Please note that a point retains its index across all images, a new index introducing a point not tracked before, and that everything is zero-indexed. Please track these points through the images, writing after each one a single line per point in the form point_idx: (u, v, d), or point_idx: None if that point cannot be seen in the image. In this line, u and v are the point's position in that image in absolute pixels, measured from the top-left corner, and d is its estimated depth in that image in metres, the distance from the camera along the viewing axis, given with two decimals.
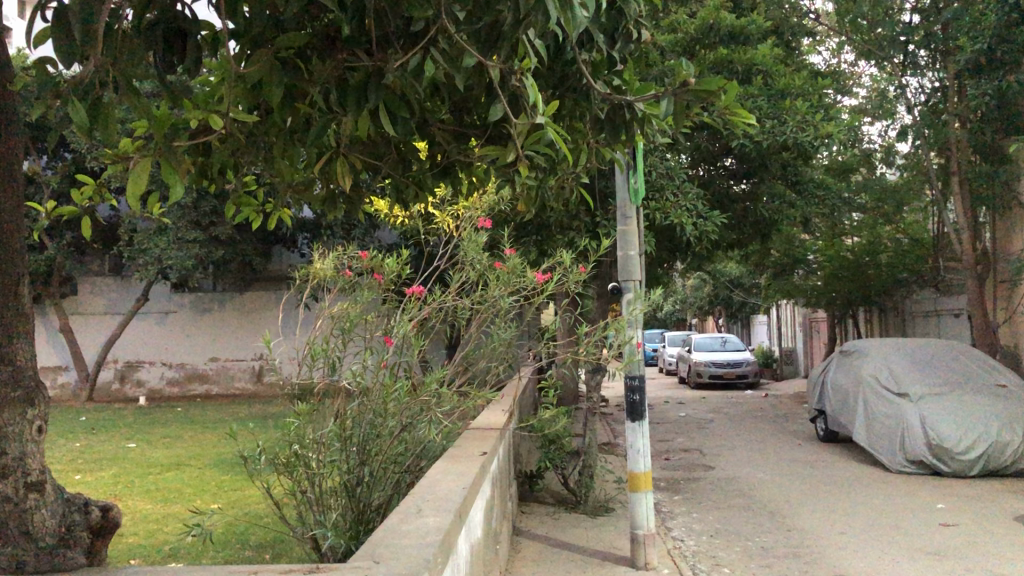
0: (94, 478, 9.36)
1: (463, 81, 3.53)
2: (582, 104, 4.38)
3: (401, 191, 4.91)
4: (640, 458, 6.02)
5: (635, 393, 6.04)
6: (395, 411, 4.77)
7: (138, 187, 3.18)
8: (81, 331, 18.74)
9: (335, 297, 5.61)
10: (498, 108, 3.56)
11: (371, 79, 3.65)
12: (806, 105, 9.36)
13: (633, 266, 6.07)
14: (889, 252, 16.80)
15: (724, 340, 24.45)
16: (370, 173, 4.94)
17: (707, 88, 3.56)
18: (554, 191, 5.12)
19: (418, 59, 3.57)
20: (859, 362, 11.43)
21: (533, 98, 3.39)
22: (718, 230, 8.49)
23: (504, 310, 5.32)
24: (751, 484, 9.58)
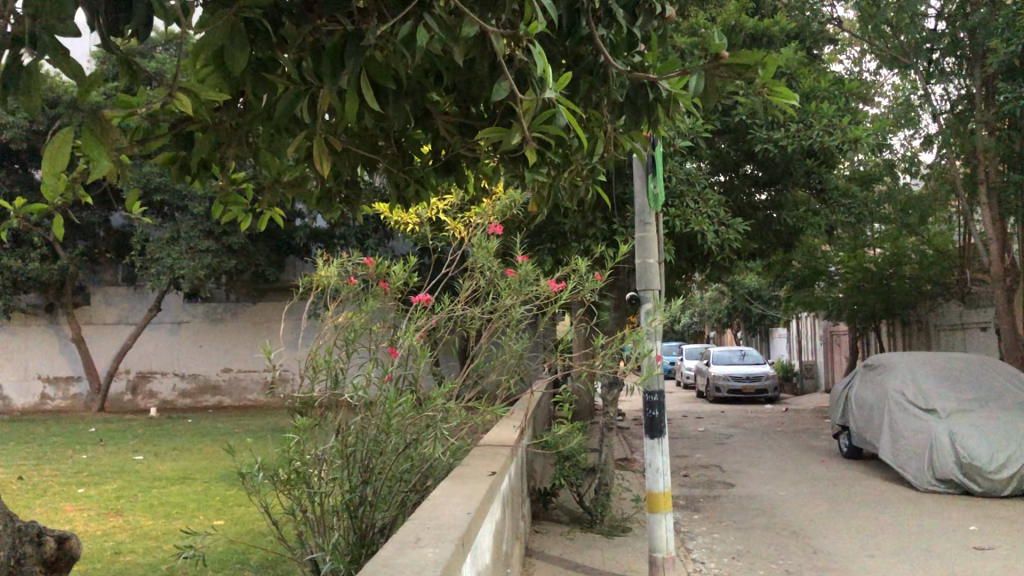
0: (97, 491, 9.14)
1: (461, 51, 3.31)
2: (599, 88, 4.09)
3: (402, 189, 4.67)
4: (659, 477, 5.71)
5: (654, 408, 5.74)
6: (399, 427, 4.48)
7: (55, 160, 2.75)
8: (94, 341, 18.61)
9: (340, 306, 5.34)
10: (504, 85, 3.32)
11: (351, 44, 3.28)
12: (833, 108, 9.03)
13: (651, 275, 5.77)
14: (914, 265, 16.43)
15: (742, 353, 24.07)
16: (371, 168, 4.67)
17: (742, 60, 3.47)
18: (568, 190, 4.85)
19: (408, 24, 3.22)
20: (885, 376, 11.08)
21: (539, 67, 3.12)
22: (741, 238, 8.19)
23: (516, 321, 5.04)
24: (773, 502, 9.23)
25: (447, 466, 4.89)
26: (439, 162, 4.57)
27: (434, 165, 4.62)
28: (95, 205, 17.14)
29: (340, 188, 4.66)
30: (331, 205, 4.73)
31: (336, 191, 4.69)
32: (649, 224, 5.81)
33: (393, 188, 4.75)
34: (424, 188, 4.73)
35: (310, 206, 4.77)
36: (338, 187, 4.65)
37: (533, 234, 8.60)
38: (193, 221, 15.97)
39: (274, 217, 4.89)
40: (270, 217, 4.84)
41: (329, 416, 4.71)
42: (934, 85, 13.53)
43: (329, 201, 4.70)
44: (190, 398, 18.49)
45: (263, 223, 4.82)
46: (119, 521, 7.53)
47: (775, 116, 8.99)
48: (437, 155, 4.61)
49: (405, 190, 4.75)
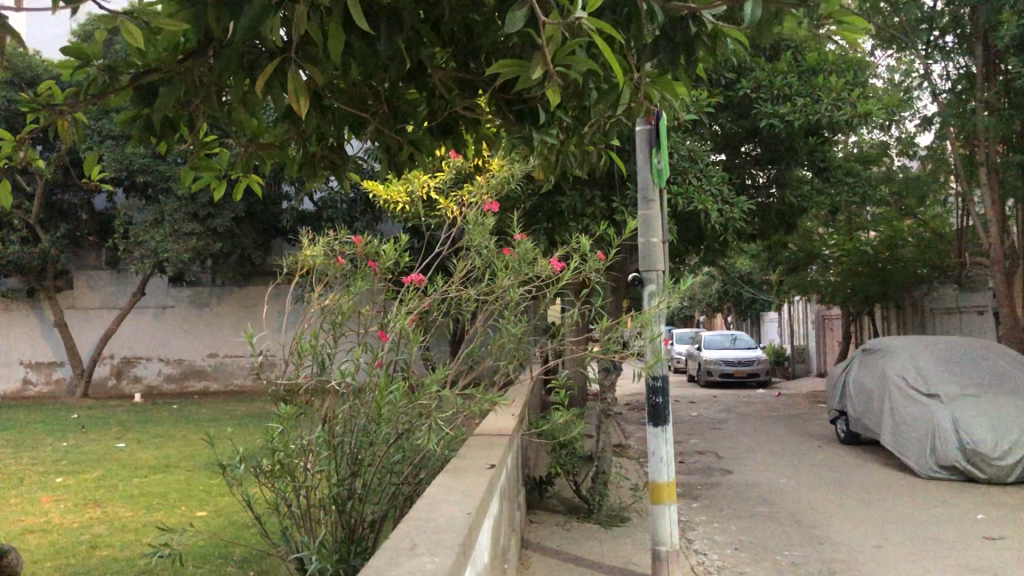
0: (76, 481, 8.80)
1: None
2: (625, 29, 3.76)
3: (392, 153, 4.51)
4: (662, 467, 5.43)
5: (657, 395, 5.45)
6: (390, 415, 4.17)
7: None
8: (76, 326, 18.22)
9: (327, 287, 5.05)
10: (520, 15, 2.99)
11: None
12: (840, 81, 8.74)
13: (655, 255, 5.50)
14: (911, 247, 16.21)
15: (733, 337, 23.89)
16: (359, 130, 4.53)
17: None
18: (578, 158, 4.73)
19: None
20: (886, 360, 10.84)
21: None
22: (745, 218, 7.94)
23: (515, 303, 4.74)
24: (772, 490, 9.02)
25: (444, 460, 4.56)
26: (436, 123, 4.42)
27: (429, 126, 4.45)
28: (77, 186, 16.75)
29: (325, 151, 4.48)
30: (315, 172, 4.54)
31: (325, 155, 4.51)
32: (653, 202, 5.53)
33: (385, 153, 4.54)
34: (419, 152, 4.54)
35: (292, 173, 4.57)
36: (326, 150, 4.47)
37: (530, 214, 8.33)
38: (177, 203, 15.61)
39: (251, 186, 4.67)
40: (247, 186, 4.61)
41: (315, 403, 4.44)
42: (933, 64, 13.28)
43: (315, 166, 4.52)
44: (176, 383, 18.17)
45: (238, 191, 4.59)
46: (98, 513, 7.23)
47: (780, 90, 8.69)
48: (432, 115, 4.44)
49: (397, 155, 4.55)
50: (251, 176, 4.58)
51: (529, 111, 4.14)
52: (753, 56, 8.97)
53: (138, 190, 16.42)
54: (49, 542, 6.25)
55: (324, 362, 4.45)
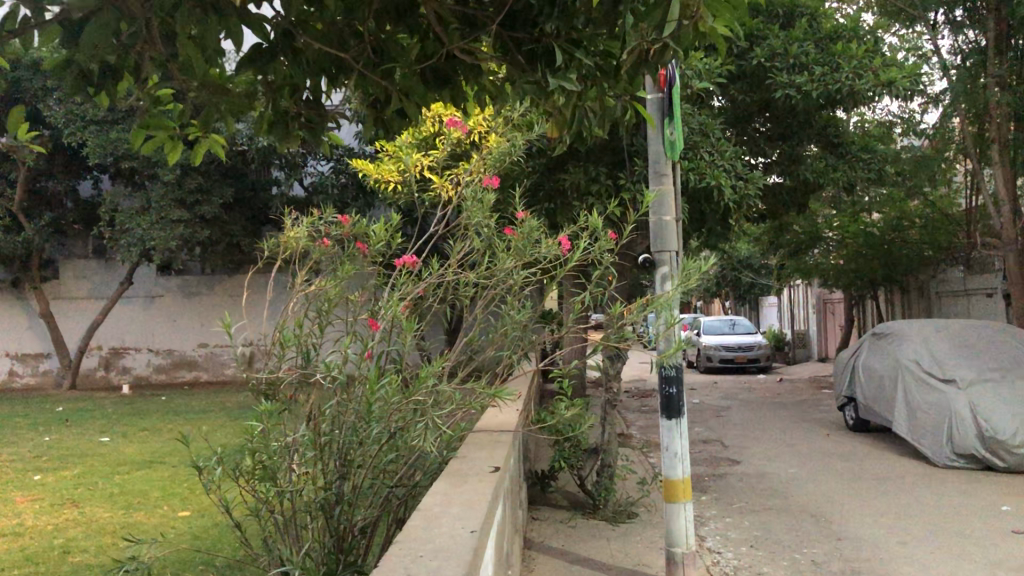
0: (55, 479, 8.36)
1: None
2: None
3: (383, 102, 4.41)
4: (677, 463, 5.03)
5: (671, 385, 5.04)
6: (381, 415, 3.70)
7: None
8: (64, 316, 17.62)
9: (312, 272, 4.64)
10: None
11: None
12: (861, 49, 8.33)
13: (667, 234, 5.11)
14: (917, 229, 15.83)
15: (733, 322, 23.54)
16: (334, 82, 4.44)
17: None
18: (596, 117, 4.52)
19: None
20: (898, 344, 10.45)
21: None
22: (760, 194, 7.59)
23: (518, 288, 4.33)
24: (783, 480, 8.67)
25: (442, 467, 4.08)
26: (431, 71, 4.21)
27: (422, 73, 4.29)
28: (61, 172, 16.26)
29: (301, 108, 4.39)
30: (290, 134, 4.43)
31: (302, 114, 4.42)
32: (665, 177, 5.13)
33: (371, 109, 4.53)
34: (411, 106, 4.34)
35: (262, 133, 4.41)
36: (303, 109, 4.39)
37: (530, 194, 7.95)
38: (164, 189, 15.13)
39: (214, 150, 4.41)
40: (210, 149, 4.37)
41: (300, 399, 4.06)
42: (940, 37, 12.84)
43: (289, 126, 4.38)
44: (166, 374, 17.69)
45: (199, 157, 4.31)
46: (75, 514, 6.80)
47: (797, 59, 8.31)
48: (426, 63, 4.27)
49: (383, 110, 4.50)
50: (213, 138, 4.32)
51: (543, 53, 4.07)
52: (765, 25, 8.57)
53: (125, 176, 15.98)
54: (19, 548, 5.81)
55: (311, 347, 4.14)
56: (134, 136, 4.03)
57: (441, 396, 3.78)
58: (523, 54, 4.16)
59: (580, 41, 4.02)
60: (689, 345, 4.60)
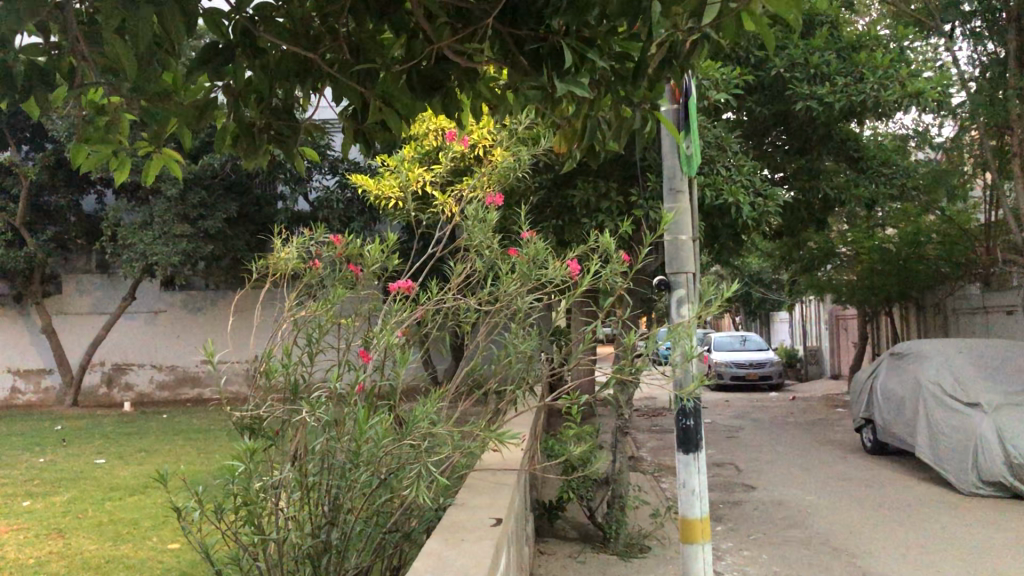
0: (41, 507, 7.97)
1: None
2: None
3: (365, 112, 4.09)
4: (695, 501, 4.70)
5: (688, 418, 4.71)
6: (371, 459, 3.35)
7: None
8: (67, 332, 17.24)
9: (303, 296, 4.33)
10: None
11: None
12: (885, 58, 8.05)
13: (684, 256, 4.79)
14: (933, 245, 15.47)
15: (744, 338, 23.16)
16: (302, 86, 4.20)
17: None
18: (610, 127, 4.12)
19: None
20: (918, 364, 10.10)
21: None
22: (779, 211, 7.30)
23: (523, 314, 4.01)
24: (802, 509, 8.29)
25: (441, 515, 3.73)
26: (419, 79, 3.87)
27: (408, 78, 3.88)
28: (64, 186, 15.98)
29: (270, 118, 4.11)
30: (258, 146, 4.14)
31: (271, 124, 4.12)
32: (681, 194, 4.82)
33: (349, 121, 4.20)
34: (393, 114, 4.01)
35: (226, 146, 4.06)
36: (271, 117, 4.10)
37: (538, 210, 7.67)
38: (167, 204, 14.82)
39: (171, 165, 4.17)
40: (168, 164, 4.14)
41: (288, 433, 3.74)
42: (958, 48, 12.52)
43: (254, 137, 4.06)
44: (168, 392, 17.32)
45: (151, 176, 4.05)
46: (59, 547, 6.42)
47: (818, 69, 8.02)
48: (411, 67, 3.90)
49: (364, 121, 4.16)
50: (168, 153, 4.07)
51: (550, 53, 3.73)
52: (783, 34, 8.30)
53: (128, 190, 15.71)
54: None
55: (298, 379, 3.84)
56: (75, 150, 3.82)
57: (436, 439, 3.40)
58: (527, 56, 3.85)
59: (591, 38, 3.78)
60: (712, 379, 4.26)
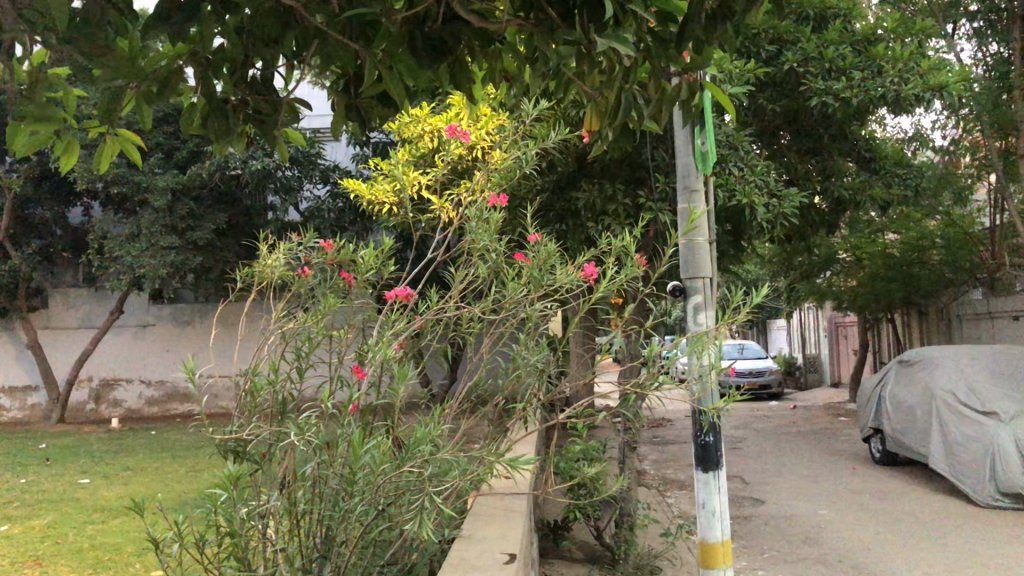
0: (20, 533, 7.56)
1: None
2: None
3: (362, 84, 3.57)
4: (716, 524, 4.47)
5: (708, 434, 4.50)
6: (368, 490, 2.98)
7: None
8: (53, 347, 16.80)
9: (291, 306, 4.00)
10: None
11: None
12: (902, 51, 7.85)
13: (701, 260, 4.68)
14: (937, 251, 15.20)
15: (742, 346, 22.84)
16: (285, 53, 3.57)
17: None
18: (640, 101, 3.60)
19: None
20: (931, 371, 9.79)
21: None
22: (793, 213, 7.04)
23: (533, 324, 3.69)
24: (817, 525, 7.96)
25: (446, 549, 3.43)
26: (424, 38, 3.37)
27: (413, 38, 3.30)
28: (50, 198, 15.59)
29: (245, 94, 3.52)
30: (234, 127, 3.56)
31: (248, 101, 3.61)
32: (697, 194, 4.59)
33: (341, 94, 3.79)
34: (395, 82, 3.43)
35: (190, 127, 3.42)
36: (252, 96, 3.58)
37: (539, 216, 7.39)
38: (154, 215, 14.42)
39: (128, 150, 3.66)
40: (127, 149, 3.65)
41: (276, 456, 3.39)
42: (961, 48, 12.27)
43: (228, 115, 3.50)
44: (157, 408, 16.87)
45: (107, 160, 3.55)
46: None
47: (833, 63, 7.81)
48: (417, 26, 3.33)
49: (358, 94, 3.74)
50: (125, 133, 3.57)
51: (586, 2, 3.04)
52: (796, 26, 8.10)
53: (116, 202, 15.32)
54: None
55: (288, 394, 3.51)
56: (11, 130, 3.29)
57: (441, 466, 3.07)
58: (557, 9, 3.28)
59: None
60: (739, 395, 3.97)
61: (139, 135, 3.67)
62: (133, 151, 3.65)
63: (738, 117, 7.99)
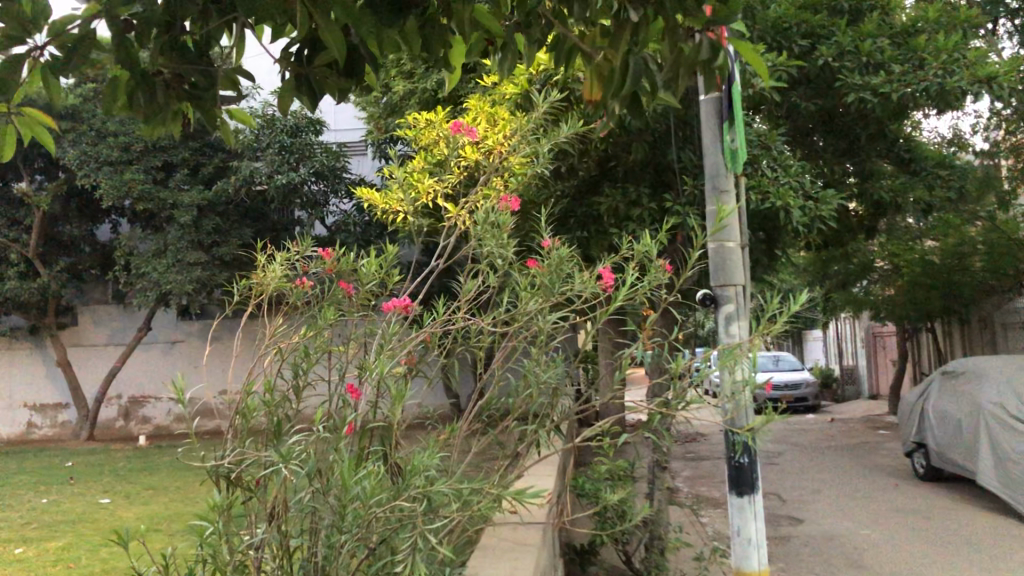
0: (34, 556, 7.33)
1: None
2: None
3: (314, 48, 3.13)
4: (752, 552, 4.15)
5: (742, 455, 4.17)
6: (359, 527, 2.67)
7: None
8: (82, 365, 16.72)
9: (289, 322, 3.75)
10: None
11: None
12: (944, 43, 7.50)
13: (731, 266, 4.37)
14: (980, 257, 14.70)
15: (777, 358, 22.13)
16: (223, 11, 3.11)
17: None
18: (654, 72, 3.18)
19: None
20: (978, 384, 9.33)
21: None
22: (832, 216, 6.70)
23: (545, 337, 3.43)
24: (861, 546, 7.54)
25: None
26: None
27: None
28: (78, 215, 15.48)
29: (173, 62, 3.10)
30: (163, 105, 3.16)
31: (182, 76, 3.18)
32: (726, 194, 4.31)
33: (291, 61, 3.20)
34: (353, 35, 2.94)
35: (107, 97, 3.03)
36: (180, 66, 3.14)
37: (560, 224, 7.10)
38: (180, 231, 14.25)
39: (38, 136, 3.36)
40: (36, 134, 3.35)
41: (269, 486, 3.10)
42: (1004, 46, 11.83)
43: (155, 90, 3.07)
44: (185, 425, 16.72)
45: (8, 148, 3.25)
46: None
47: (871, 57, 7.48)
48: None
49: (310, 62, 3.17)
50: (29, 114, 3.29)
51: None
52: (830, 20, 7.76)
53: (142, 218, 15.19)
54: None
55: (285, 417, 3.25)
56: None
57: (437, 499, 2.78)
58: None
59: None
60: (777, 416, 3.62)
61: (49, 118, 3.35)
62: (43, 136, 3.34)
63: (770, 115, 7.67)
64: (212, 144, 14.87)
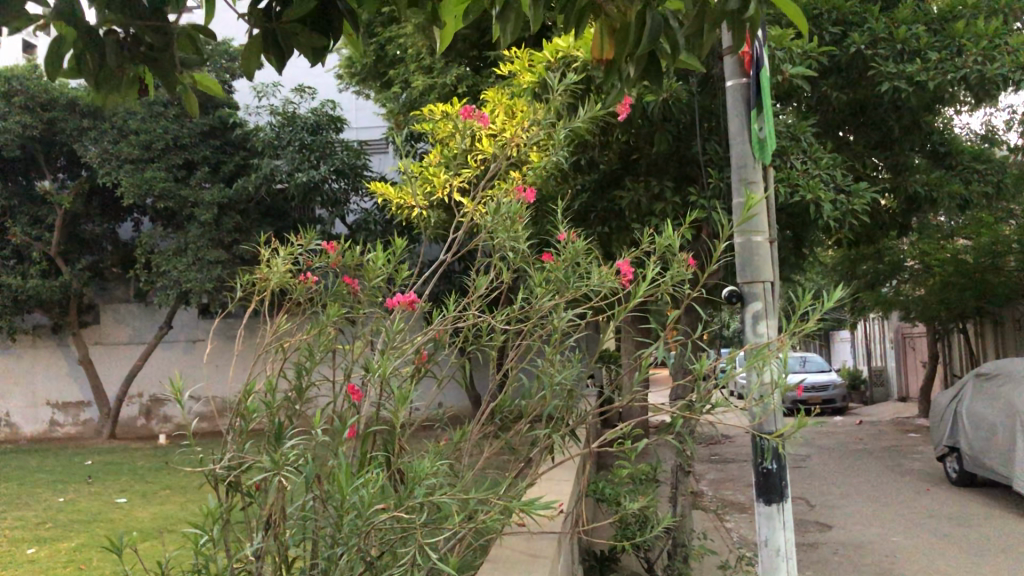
0: (45, 558, 7.16)
1: None
2: None
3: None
4: (779, 563, 3.93)
5: (769, 461, 3.95)
6: (359, 540, 2.49)
7: None
8: (103, 363, 16.67)
9: (293, 318, 3.60)
10: None
11: None
12: (984, 28, 7.23)
13: (759, 262, 4.15)
14: (1014, 256, 14.33)
15: (804, 359, 21.79)
16: None
17: None
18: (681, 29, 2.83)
19: None
20: (1014, 386, 9.02)
21: None
22: (864, 210, 6.45)
23: (560, 336, 3.25)
24: (892, 554, 7.28)
25: None
26: None
27: None
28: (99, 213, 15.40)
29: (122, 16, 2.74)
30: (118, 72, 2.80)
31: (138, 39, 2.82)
32: (754, 184, 4.10)
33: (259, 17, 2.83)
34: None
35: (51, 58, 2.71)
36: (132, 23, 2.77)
37: (580, 219, 6.95)
38: (201, 229, 14.14)
39: None
40: None
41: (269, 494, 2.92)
42: None
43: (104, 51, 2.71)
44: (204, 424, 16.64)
45: None
46: None
47: (906, 44, 7.21)
48: None
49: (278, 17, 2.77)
50: None
51: None
52: (862, 7, 7.52)
53: (162, 216, 15.11)
54: None
55: (286, 418, 3.07)
56: None
57: (440, 509, 2.61)
58: None
59: None
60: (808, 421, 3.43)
61: None
62: None
63: (799, 105, 7.43)
64: (233, 141, 14.77)
